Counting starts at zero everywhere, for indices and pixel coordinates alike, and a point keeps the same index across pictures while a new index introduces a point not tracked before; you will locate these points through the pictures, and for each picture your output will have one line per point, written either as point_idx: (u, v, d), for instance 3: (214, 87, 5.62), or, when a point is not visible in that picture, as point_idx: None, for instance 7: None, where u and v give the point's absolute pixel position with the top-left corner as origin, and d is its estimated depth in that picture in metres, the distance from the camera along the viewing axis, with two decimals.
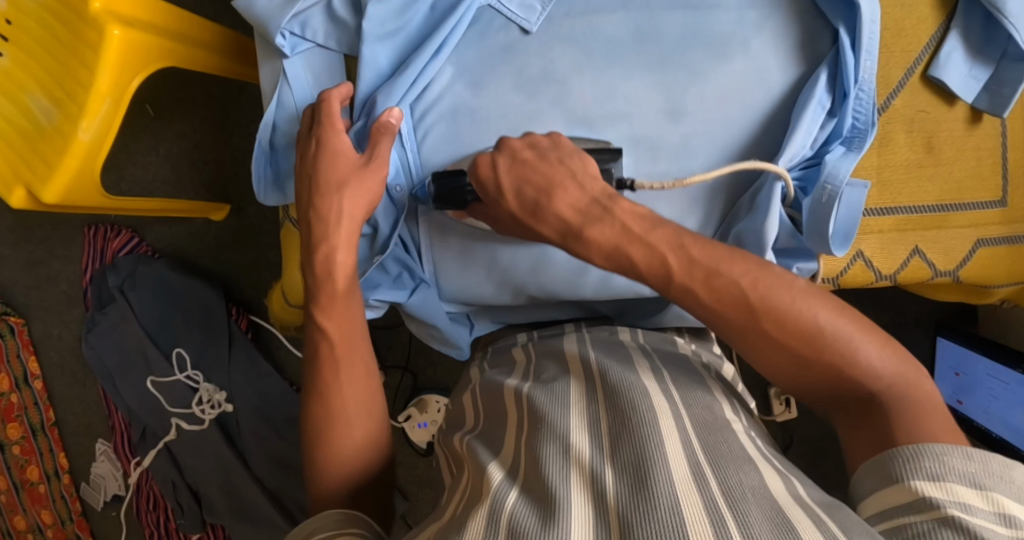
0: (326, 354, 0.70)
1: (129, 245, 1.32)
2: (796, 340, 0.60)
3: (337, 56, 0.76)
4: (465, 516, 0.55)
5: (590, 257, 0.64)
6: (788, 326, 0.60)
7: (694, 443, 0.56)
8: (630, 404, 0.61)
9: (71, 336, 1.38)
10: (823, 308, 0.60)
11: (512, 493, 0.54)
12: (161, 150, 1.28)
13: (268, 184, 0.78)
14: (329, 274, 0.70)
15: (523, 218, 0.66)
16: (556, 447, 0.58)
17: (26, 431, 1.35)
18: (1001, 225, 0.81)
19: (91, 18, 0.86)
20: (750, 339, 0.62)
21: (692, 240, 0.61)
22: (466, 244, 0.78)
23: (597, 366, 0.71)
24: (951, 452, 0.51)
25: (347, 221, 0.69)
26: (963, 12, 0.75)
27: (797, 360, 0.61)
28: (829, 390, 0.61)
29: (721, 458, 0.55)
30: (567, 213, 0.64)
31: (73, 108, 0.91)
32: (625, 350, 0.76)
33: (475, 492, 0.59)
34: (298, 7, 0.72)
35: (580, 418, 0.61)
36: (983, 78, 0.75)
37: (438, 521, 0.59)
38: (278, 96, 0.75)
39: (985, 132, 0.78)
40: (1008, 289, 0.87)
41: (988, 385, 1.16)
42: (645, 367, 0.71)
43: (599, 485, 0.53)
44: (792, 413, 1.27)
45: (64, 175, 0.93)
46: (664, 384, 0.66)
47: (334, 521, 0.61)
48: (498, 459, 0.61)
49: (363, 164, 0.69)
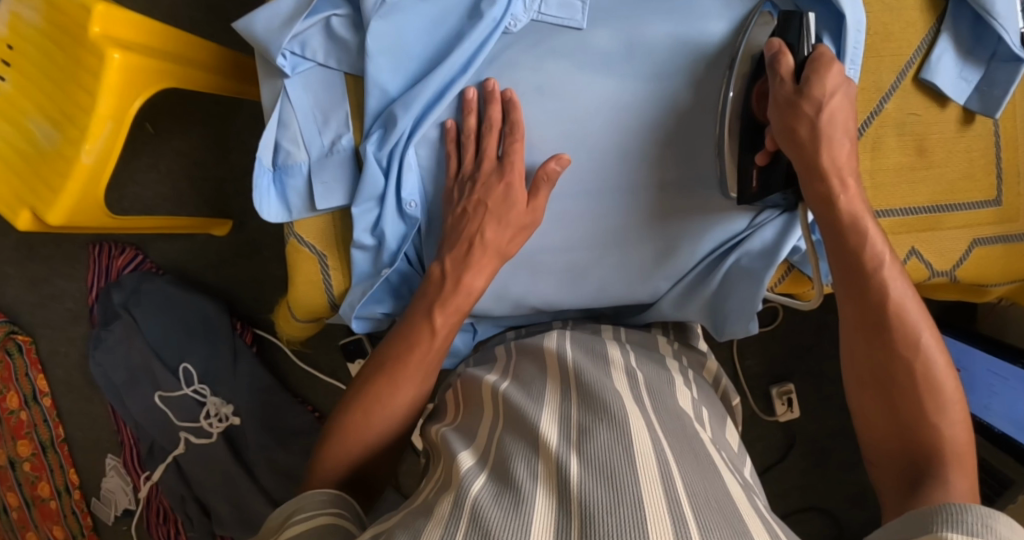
0: (418, 354, 0.73)
1: (133, 263, 1.34)
2: (926, 393, 0.65)
3: (337, 75, 0.74)
4: (432, 502, 0.55)
5: (833, 195, 0.64)
6: (927, 382, 0.65)
7: (662, 442, 0.56)
8: (603, 402, 0.61)
9: (77, 352, 1.41)
10: (954, 394, 0.65)
11: (478, 481, 0.55)
12: (162, 166, 1.30)
13: (274, 200, 0.76)
14: (474, 298, 0.73)
15: (817, 132, 0.63)
16: (525, 444, 0.58)
17: (37, 447, 1.38)
18: (996, 224, 0.80)
19: (91, 44, 0.89)
20: (894, 371, 0.66)
21: (892, 269, 0.65)
22: (500, 284, 0.77)
23: (573, 366, 0.70)
24: (997, 517, 0.46)
25: (494, 252, 0.73)
26: (952, 16, 0.76)
27: (900, 412, 0.66)
28: (902, 457, 0.65)
29: (685, 461, 0.55)
30: (842, 157, 0.64)
31: (73, 131, 0.93)
32: (598, 343, 0.77)
33: (445, 479, 0.59)
34: (297, 28, 0.70)
35: (552, 413, 0.61)
36: (973, 79, 0.77)
37: (409, 505, 0.60)
38: (280, 114, 0.74)
39: (976, 133, 0.79)
40: (1006, 288, 0.86)
41: (988, 381, 1.16)
42: (619, 368, 0.70)
43: (564, 474, 0.52)
44: (794, 413, 1.25)
45: (68, 198, 0.94)
46: (636, 389, 0.66)
47: (312, 503, 0.62)
48: (470, 450, 0.62)
49: (527, 200, 0.72)
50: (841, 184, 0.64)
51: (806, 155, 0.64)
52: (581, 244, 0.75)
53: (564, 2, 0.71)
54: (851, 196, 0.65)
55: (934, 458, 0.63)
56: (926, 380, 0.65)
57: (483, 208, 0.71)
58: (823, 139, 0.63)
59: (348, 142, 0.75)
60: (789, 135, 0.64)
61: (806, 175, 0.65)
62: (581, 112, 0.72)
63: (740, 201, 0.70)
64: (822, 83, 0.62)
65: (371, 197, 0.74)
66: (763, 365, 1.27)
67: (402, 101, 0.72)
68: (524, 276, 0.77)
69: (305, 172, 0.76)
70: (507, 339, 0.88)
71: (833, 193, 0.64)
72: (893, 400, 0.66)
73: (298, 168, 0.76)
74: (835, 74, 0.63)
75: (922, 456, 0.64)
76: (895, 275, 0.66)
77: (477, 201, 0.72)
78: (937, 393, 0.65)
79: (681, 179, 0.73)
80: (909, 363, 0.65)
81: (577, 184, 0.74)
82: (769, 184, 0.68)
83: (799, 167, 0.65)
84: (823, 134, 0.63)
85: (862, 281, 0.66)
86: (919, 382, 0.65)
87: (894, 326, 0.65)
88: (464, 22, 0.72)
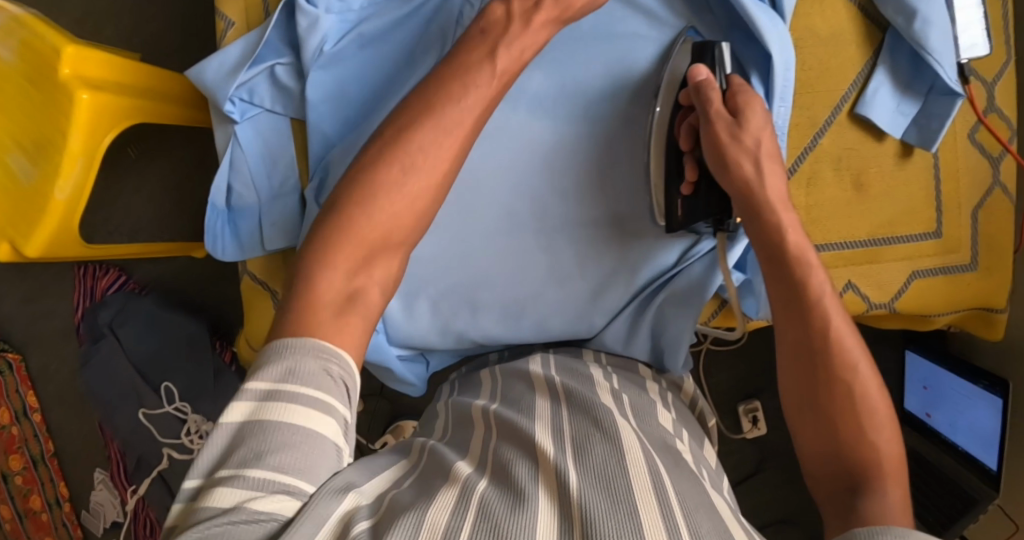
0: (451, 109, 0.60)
1: (117, 283, 1.38)
2: (861, 408, 0.62)
3: (283, 121, 0.78)
4: (428, 491, 0.53)
5: (779, 233, 0.66)
6: (862, 397, 0.63)
7: (652, 455, 0.59)
8: (597, 421, 0.63)
9: (68, 368, 1.44)
10: (889, 427, 0.63)
11: (481, 484, 0.53)
12: (146, 190, 1.33)
13: (228, 241, 0.80)
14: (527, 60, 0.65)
15: (760, 160, 0.66)
16: (521, 454, 0.58)
17: (27, 462, 1.41)
18: (935, 256, 0.82)
19: (60, 85, 0.93)
20: (833, 394, 0.63)
21: (829, 299, 0.65)
22: (444, 320, 0.79)
23: (564, 388, 0.72)
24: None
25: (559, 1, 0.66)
26: (889, 48, 0.77)
27: (841, 435, 0.62)
28: (846, 481, 0.61)
29: (675, 473, 0.57)
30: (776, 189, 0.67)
31: (48, 168, 0.97)
32: (585, 373, 0.76)
33: (434, 474, 0.57)
34: (242, 77, 0.74)
35: (546, 426, 0.63)
36: (910, 113, 0.78)
37: (384, 481, 0.56)
38: (230, 158, 0.78)
39: (917, 166, 0.80)
40: (948, 319, 0.87)
41: (954, 399, 1.19)
42: (607, 390, 0.72)
43: (562, 481, 0.52)
44: (762, 430, 1.26)
45: (45, 231, 0.99)
46: (623, 409, 0.68)
47: (321, 371, 0.50)
48: (463, 456, 0.61)
49: None
50: (789, 216, 0.66)
51: (750, 188, 0.66)
52: (519, 281, 0.78)
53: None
54: (795, 229, 0.67)
55: (872, 472, 0.60)
56: (863, 403, 0.63)
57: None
58: (764, 170, 0.66)
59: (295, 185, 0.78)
60: (730, 168, 0.67)
61: (755, 206, 0.66)
62: (516, 155, 0.75)
63: (667, 227, 0.74)
64: (751, 116, 0.67)
65: (313, 238, 0.76)
66: (735, 381, 1.28)
67: (339, 150, 0.74)
68: (467, 313, 0.79)
69: (256, 213, 0.79)
70: (491, 361, 0.89)
71: (782, 225, 0.66)
72: (827, 424, 0.63)
73: (250, 210, 0.79)
74: (756, 116, 0.67)
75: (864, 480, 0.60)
76: (831, 306, 0.66)
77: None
78: (872, 409, 0.62)
79: (609, 219, 0.77)
80: (848, 383, 0.63)
81: (515, 224, 0.77)
82: (697, 212, 0.71)
83: (741, 203, 0.67)
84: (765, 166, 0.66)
85: (799, 303, 0.65)
86: (857, 402, 0.63)
87: (827, 342, 0.64)
88: (401, 68, 0.75)
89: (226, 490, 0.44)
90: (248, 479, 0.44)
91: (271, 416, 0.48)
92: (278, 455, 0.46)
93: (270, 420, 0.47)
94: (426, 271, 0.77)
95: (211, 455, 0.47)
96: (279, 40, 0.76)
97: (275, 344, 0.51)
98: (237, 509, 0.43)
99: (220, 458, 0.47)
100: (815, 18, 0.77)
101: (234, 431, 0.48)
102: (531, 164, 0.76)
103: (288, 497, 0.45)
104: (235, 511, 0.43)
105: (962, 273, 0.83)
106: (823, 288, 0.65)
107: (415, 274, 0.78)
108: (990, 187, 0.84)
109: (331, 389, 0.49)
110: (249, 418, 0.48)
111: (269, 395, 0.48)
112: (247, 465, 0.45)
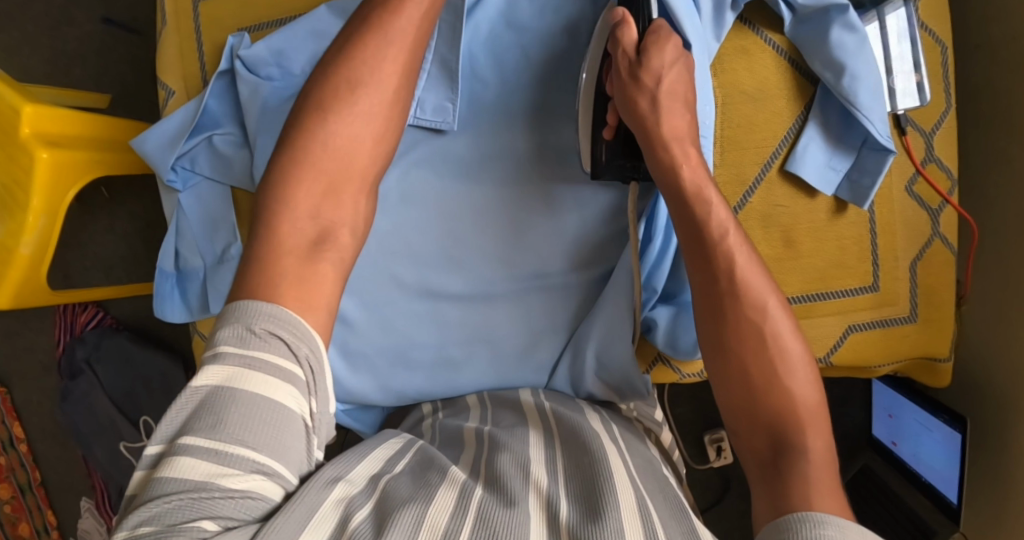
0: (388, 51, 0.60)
1: (96, 319, 1.41)
2: (774, 351, 0.60)
3: (223, 188, 0.80)
4: (426, 482, 0.57)
5: (679, 170, 0.63)
6: (773, 336, 0.61)
7: (642, 487, 0.59)
8: (587, 446, 0.64)
9: (50, 401, 1.47)
10: (806, 371, 0.61)
11: (478, 490, 0.57)
12: (117, 228, 1.35)
13: (176, 303, 0.83)
14: None
15: (660, 96, 0.63)
16: (515, 468, 0.60)
17: (15, 491, 1.46)
18: (872, 309, 0.83)
19: (22, 144, 0.96)
20: (745, 339, 0.61)
21: (734, 233, 0.63)
22: (382, 380, 0.79)
23: (553, 413, 0.72)
24: (850, 527, 0.50)
25: None
26: (820, 103, 0.77)
27: (757, 387, 0.60)
28: (768, 438, 0.59)
29: (660, 500, 0.58)
30: (679, 127, 0.64)
31: (13, 225, 1.00)
32: (573, 402, 0.76)
33: (427, 468, 0.61)
34: (181, 148, 0.77)
35: (538, 452, 0.64)
36: (842, 167, 0.78)
37: (377, 463, 0.61)
38: (176, 225, 0.81)
39: (850, 221, 0.80)
40: (892, 368, 0.89)
41: (916, 429, 1.18)
42: (594, 415, 0.72)
43: (553, 510, 0.55)
44: (728, 458, 1.26)
45: (10, 286, 1.01)
46: (612, 435, 0.68)
47: (289, 347, 0.51)
48: (458, 464, 0.63)
49: None
50: (682, 151, 0.64)
51: (644, 121, 0.64)
52: (454, 341, 0.78)
53: (437, 106, 0.73)
54: (694, 169, 0.64)
55: (790, 422, 0.59)
56: (777, 344, 0.61)
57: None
58: (662, 107, 0.64)
59: (235, 250, 0.79)
60: (630, 107, 0.64)
61: (654, 146, 0.64)
62: (446, 215, 0.75)
63: (592, 174, 0.70)
64: (660, 55, 0.64)
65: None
66: (701, 411, 1.29)
67: None
68: (404, 372, 0.79)
69: (201, 277, 0.82)
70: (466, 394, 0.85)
71: (676, 161, 0.63)
72: (743, 373, 0.61)
73: (195, 273, 0.82)
74: (670, 49, 0.64)
75: (784, 434, 0.59)
76: (738, 244, 0.63)
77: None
78: (785, 351, 0.61)
79: (547, 275, 0.77)
80: (759, 326, 0.61)
81: (449, 289, 0.76)
82: (611, 159, 0.69)
83: (641, 136, 0.64)
84: (663, 104, 0.64)
85: (705, 247, 0.63)
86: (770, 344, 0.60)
87: (732, 284, 0.62)
88: None
89: (193, 462, 0.47)
90: (218, 457, 0.48)
91: (243, 387, 0.50)
92: (247, 433, 0.49)
93: (243, 392, 0.50)
94: (359, 333, 0.77)
95: (181, 418, 0.49)
96: (217, 110, 0.79)
97: (248, 305, 0.52)
98: (209, 487, 0.47)
99: (189, 421, 0.49)
100: (741, 74, 0.76)
101: (205, 394, 0.50)
102: (461, 223, 0.75)
103: (259, 476, 0.49)
104: (205, 485, 0.47)
105: (901, 325, 0.84)
106: (727, 227, 0.63)
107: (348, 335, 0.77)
108: (929, 237, 0.84)
109: (301, 367, 0.52)
110: (221, 383, 0.50)
111: (242, 367, 0.50)
112: (216, 443, 0.48)
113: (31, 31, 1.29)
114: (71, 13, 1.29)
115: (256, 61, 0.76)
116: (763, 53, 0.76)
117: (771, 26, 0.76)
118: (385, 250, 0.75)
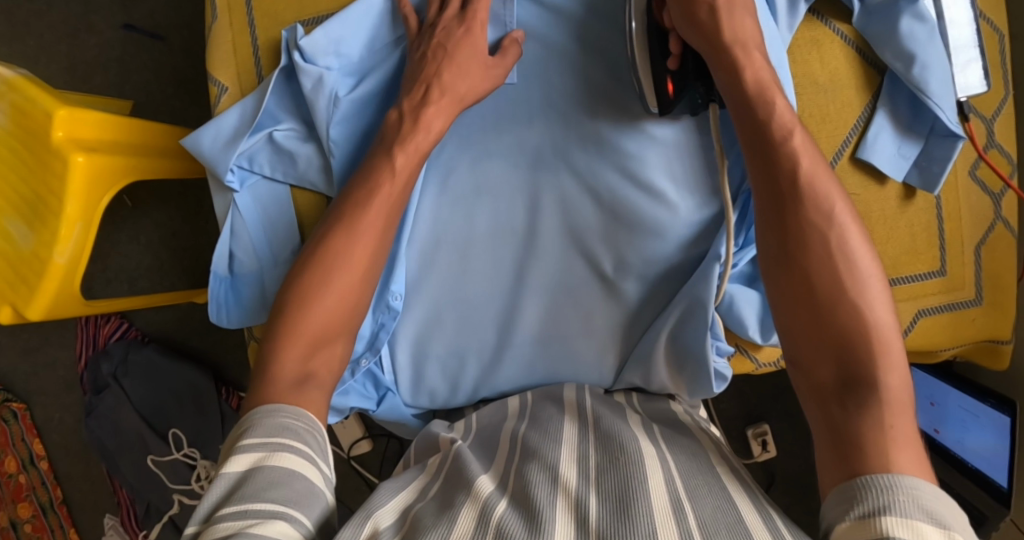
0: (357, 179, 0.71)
1: (119, 331, 1.38)
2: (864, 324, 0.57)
3: (283, 187, 0.81)
4: (448, 502, 0.56)
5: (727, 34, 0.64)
6: (843, 255, 0.58)
7: (676, 477, 0.56)
8: (622, 445, 0.61)
9: (72, 418, 1.42)
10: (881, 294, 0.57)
11: (501, 502, 0.55)
12: (142, 238, 1.32)
13: (229, 307, 0.82)
14: None
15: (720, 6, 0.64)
16: (544, 475, 0.57)
17: (36, 509, 1.40)
18: (941, 294, 0.82)
19: (55, 149, 0.93)
20: (813, 252, 0.59)
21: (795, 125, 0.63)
22: (452, 375, 0.81)
23: (592, 412, 0.70)
24: (923, 488, 0.47)
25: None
26: (889, 91, 0.77)
27: (823, 305, 0.57)
28: (840, 367, 0.56)
29: (701, 493, 0.55)
30: (742, 31, 0.64)
31: (46, 234, 0.96)
32: (619, 404, 0.74)
33: (456, 482, 0.60)
34: (242, 147, 0.77)
35: (570, 453, 0.61)
36: (912, 155, 0.77)
37: (413, 494, 0.60)
38: (231, 225, 0.80)
39: (918, 207, 0.80)
40: (953, 351, 0.88)
41: (961, 417, 1.16)
42: (635, 419, 0.70)
43: (583, 509, 0.52)
44: (771, 452, 1.25)
45: (45, 297, 0.97)
46: (652, 435, 0.66)
47: (300, 434, 0.57)
48: (489, 472, 0.61)
49: None
50: (746, 56, 0.64)
51: (707, 30, 0.64)
52: (517, 333, 0.78)
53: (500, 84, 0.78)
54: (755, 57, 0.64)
55: (865, 363, 0.55)
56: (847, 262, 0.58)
57: (443, 51, 0.72)
58: (722, 13, 0.64)
59: None
60: (693, 21, 0.65)
61: (719, 49, 0.64)
62: (509, 211, 0.77)
63: (659, 108, 0.69)
64: None
65: None
66: (744, 405, 1.27)
67: None
68: (477, 365, 0.80)
69: (256, 278, 0.81)
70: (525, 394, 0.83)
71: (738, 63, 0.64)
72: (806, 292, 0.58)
73: (251, 274, 0.81)
74: None
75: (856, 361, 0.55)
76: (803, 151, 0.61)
77: (437, 45, 0.73)
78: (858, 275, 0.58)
79: (623, 268, 0.75)
80: (830, 253, 0.58)
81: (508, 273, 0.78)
82: (682, 88, 0.68)
83: (707, 47, 0.65)
84: (722, 11, 0.64)
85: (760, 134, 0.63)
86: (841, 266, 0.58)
87: (805, 231, 0.59)
88: None
89: (228, 524, 0.49)
90: (248, 513, 0.49)
91: (270, 464, 0.53)
92: (275, 491, 0.51)
93: (270, 467, 0.53)
94: (423, 323, 0.80)
95: (215, 497, 0.51)
96: (277, 107, 0.79)
97: (268, 408, 0.58)
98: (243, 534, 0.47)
99: (222, 498, 0.51)
100: (813, 65, 0.77)
101: (234, 478, 0.53)
102: (525, 210, 0.77)
103: (286, 526, 0.50)
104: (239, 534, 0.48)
105: (967, 309, 0.84)
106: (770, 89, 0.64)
107: (415, 324, 0.80)
108: (991, 223, 0.83)
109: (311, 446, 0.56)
110: (252, 465, 0.53)
111: (271, 452, 0.54)
112: (247, 503, 0.50)
113: (48, 39, 1.26)
114: (91, 20, 1.26)
115: (315, 50, 0.75)
116: (833, 44, 0.77)
117: (839, 16, 0.77)
118: (454, 252, 0.79)
